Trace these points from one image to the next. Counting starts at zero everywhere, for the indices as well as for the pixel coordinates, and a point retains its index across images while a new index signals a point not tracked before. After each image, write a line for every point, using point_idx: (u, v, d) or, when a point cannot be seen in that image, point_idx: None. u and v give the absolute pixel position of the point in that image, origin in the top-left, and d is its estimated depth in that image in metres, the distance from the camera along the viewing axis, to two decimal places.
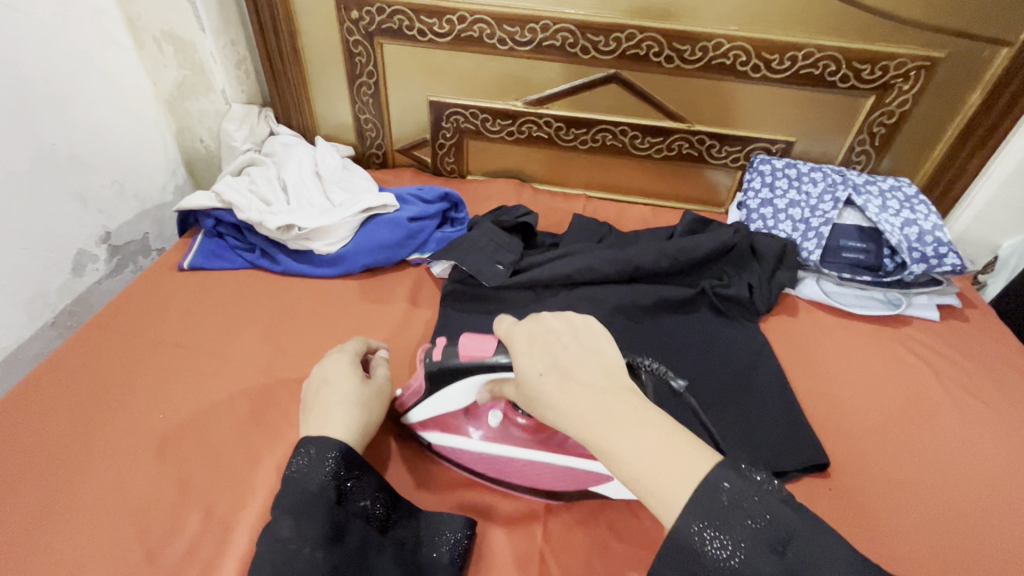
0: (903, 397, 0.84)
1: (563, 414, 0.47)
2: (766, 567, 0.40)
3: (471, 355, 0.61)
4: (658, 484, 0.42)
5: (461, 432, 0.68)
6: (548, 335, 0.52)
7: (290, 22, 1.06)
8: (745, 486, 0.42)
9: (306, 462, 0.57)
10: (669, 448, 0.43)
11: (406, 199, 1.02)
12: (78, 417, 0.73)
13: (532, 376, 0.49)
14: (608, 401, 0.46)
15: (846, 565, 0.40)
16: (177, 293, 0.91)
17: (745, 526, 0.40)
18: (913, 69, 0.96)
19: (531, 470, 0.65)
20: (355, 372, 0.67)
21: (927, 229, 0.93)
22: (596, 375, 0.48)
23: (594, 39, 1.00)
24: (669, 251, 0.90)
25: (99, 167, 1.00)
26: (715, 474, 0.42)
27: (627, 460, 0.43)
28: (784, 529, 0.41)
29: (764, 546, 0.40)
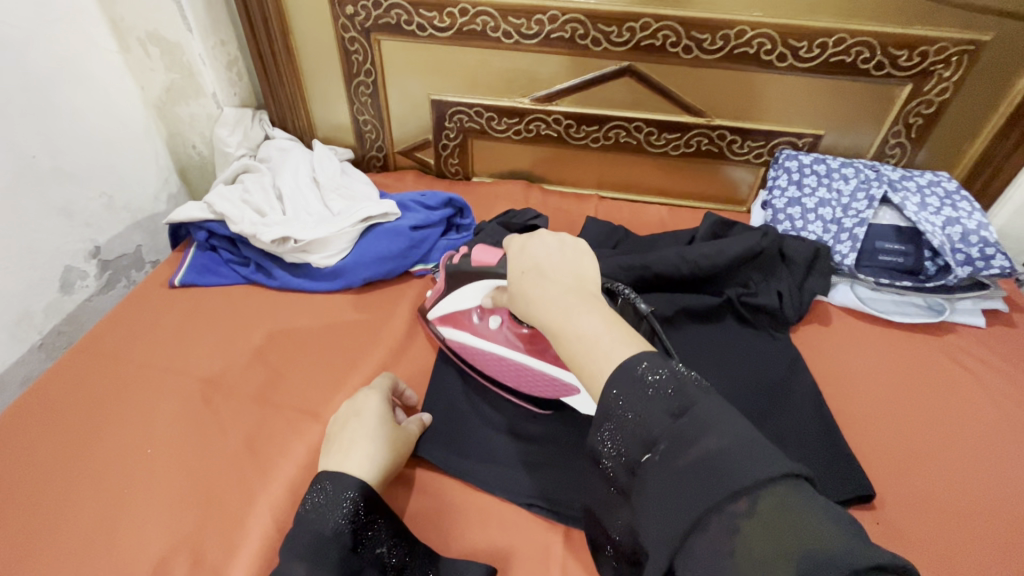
0: (951, 413, 0.77)
1: (529, 304, 0.49)
2: (660, 428, 0.40)
3: (482, 262, 0.72)
4: (593, 356, 0.43)
5: (467, 326, 0.74)
6: (540, 244, 0.54)
7: (282, 20, 1.00)
8: (659, 364, 0.42)
9: (323, 499, 0.52)
10: (607, 335, 0.44)
11: (408, 205, 0.96)
12: (62, 450, 0.69)
13: (515, 274, 0.52)
14: (568, 294, 0.47)
15: (740, 437, 0.37)
16: (168, 312, 0.86)
17: (648, 393, 0.41)
18: (955, 54, 0.88)
19: (518, 373, 0.70)
20: (384, 405, 0.64)
21: (972, 229, 0.85)
22: (566, 278, 0.50)
23: (606, 29, 0.93)
24: (690, 258, 0.84)
25: (84, 178, 0.95)
26: (636, 356, 0.42)
27: (567, 337, 0.45)
28: (688, 401, 0.40)
29: (665, 414, 0.40)
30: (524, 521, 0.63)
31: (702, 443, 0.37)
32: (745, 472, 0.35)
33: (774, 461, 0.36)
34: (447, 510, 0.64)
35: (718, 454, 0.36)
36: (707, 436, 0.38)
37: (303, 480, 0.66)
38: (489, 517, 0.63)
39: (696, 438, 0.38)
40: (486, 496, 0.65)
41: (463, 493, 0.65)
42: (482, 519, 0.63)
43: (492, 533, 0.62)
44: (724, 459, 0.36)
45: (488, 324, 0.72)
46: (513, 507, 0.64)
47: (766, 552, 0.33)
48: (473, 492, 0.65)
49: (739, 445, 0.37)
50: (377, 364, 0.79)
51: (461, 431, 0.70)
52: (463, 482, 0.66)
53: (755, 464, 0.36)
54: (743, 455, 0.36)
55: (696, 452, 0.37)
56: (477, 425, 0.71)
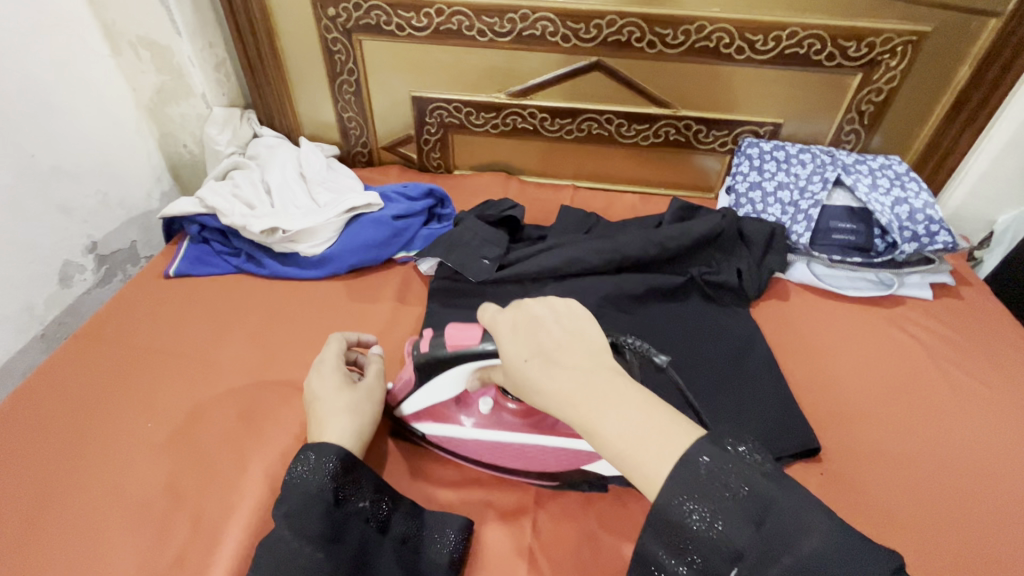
0: (897, 378, 0.83)
1: (549, 400, 0.45)
2: (745, 539, 0.39)
3: (459, 346, 0.59)
4: (647, 460, 0.41)
5: (455, 423, 0.68)
6: (534, 321, 0.49)
7: (267, 23, 1.05)
8: (724, 460, 0.40)
9: (306, 465, 0.57)
10: (654, 428, 0.42)
11: (391, 197, 1.02)
12: (66, 429, 0.73)
13: (516, 364, 0.47)
14: (593, 383, 0.44)
15: (829, 534, 0.38)
16: (164, 301, 0.90)
17: (726, 499, 0.39)
18: (900, 44, 0.94)
19: (527, 453, 0.65)
20: (341, 379, 0.66)
21: (918, 207, 0.91)
22: (580, 358, 0.46)
23: (574, 27, 0.98)
24: (656, 239, 0.89)
25: (81, 176, 1.00)
26: (696, 448, 0.41)
27: (610, 440, 0.42)
28: (765, 502, 0.39)
29: (745, 518, 0.39)
30: (498, 482, 0.68)
31: (796, 549, 0.38)
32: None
33: (866, 556, 0.37)
34: (429, 473, 0.69)
35: (816, 560, 0.37)
36: (796, 542, 0.38)
37: (294, 450, 0.70)
38: (466, 478, 0.69)
39: (789, 544, 0.38)
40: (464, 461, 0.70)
41: (443, 458, 0.71)
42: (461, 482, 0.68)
43: (470, 494, 0.67)
44: (822, 565, 0.37)
45: (477, 413, 0.67)
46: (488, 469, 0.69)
47: None
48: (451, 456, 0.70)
49: (832, 546, 0.38)
50: None
51: None
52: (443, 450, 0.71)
53: (855, 565, 0.37)
54: (838, 557, 0.37)
55: (793, 560, 0.38)
56: None
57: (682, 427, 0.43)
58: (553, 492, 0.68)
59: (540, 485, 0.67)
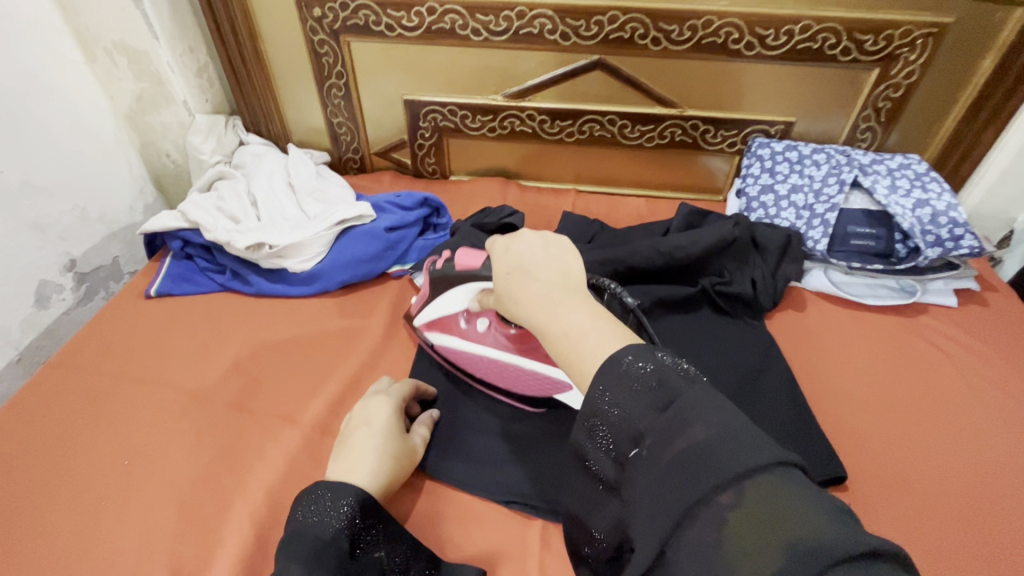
0: (925, 394, 0.78)
1: (517, 306, 0.48)
2: (645, 422, 0.38)
3: (466, 266, 0.66)
4: (581, 352, 0.43)
5: (454, 330, 0.72)
6: (522, 241, 0.52)
7: (250, 24, 1.00)
8: (648, 358, 0.40)
9: (320, 504, 0.52)
10: (593, 329, 0.43)
11: (383, 207, 0.96)
12: (38, 464, 0.68)
13: (500, 275, 0.51)
14: (557, 292, 0.46)
15: (728, 425, 0.36)
16: (145, 322, 0.86)
17: (633, 385, 0.39)
18: (920, 37, 0.89)
19: (508, 374, 0.68)
20: (398, 423, 0.63)
21: (941, 210, 0.86)
22: (552, 275, 0.48)
23: (574, 24, 0.93)
24: (663, 249, 0.84)
25: (56, 192, 0.94)
26: (622, 350, 0.41)
27: (556, 336, 0.44)
28: (673, 393, 0.38)
29: (650, 404, 0.38)
30: (500, 518, 0.63)
31: (689, 434, 0.36)
32: (734, 461, 0.34)
33: (765, 452, 0.34)
34: (426, 508, 0.64)
35: (706, 445, 0.35)
36: (692, 427, 0.36)
37: (282, 485, 0.66)
38: (465, 514, 0.64)
39: (682, 428, 0.36)
40: (465, 495, 0.65)
41: (439, 492, 0.66)
42: (461, 518, 0.63)
43: (471, 531, 0.62)
44: (710, 449, 0.35)
45: (474, 328, 0.70)
46: (489, 502, 0.64)
47: (754, 543, 0.31)
48: (450, 490, 0.66)
49: (726, 436, 0.35)
50: (355, 368, 0.79)
51: (439, 431, 0.70)
52: (442, 482, 0.66)
53: (744, 454, 0.34)
54: (729, 446, 0.35)
55: (684, 444, 0.36)
56: (458, 424, 0.71)
57: (623, 337, 0.43)
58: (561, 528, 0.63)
59: (547, 519, 0.63)
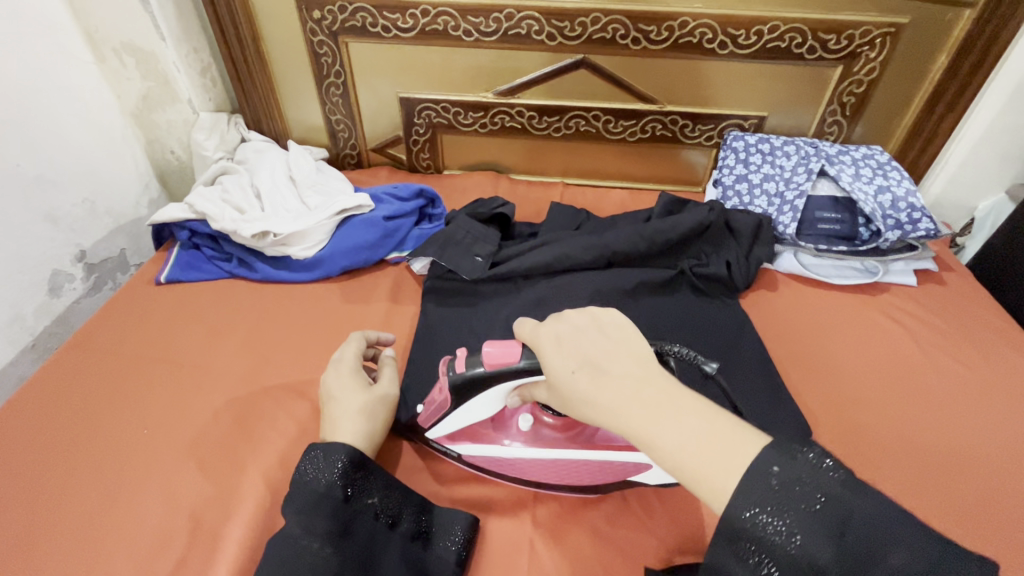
0: (885, 364, 0.85)
1: (598, 411, 0.46)
2: (828, 554, 0.36)
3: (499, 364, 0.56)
4: (708, 470, 0.40)
5: (491, 441, 0.66)
6: (572, 333, 0.50)
7: (251, 26, 1.05)
8: (795, 467, 0.39)
9: (315, 462, 0.57)
10: (710, 436, 0.42)
11: (381, 198, 1.02)
12: (62, 437, 0.73)
13: (564, 374, 0.48)
14: (644, 394, 0.45)
15: (917, 542, 0.36)
16: (157, 307, 0.90)
17: (801, 507, 0.37)
18: (878, 36, 0.96)
19: (570, 469, 0.63)
20: (358, 380, 0.66)
21: (900, 196, 0.93)
22: (629, 368, 0.47)
23: (559, 25, 0.99)
24: (645, 233, 0.91)
25: (67, 185, 0.99)
26: (763, 458, 0.39)
27: (668, 452, 0.42)
28: (845, 513, 0.37)
29: (825, 529, 0.37)
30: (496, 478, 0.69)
31: (886, 565, 0.35)
32: None
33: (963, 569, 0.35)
34: (428, 470, 0.69)
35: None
36: (888, 555, 0.35)
37: (292, 451, 0.71)
38: (464, 474, 0.69)
39: (878, 558, 0.35)
40: None
41: (441, 455, 0.71)
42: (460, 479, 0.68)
43: (470, 490, 0.67)
44: None
45: (515, 431, 0.66)
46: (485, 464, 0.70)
47: None
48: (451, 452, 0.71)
49: (924, 561, 0.35)
50: None
51: None
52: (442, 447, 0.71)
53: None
54: (930, 572, 0.35)
55: None
56: None
57: (747, 437, 0.42)
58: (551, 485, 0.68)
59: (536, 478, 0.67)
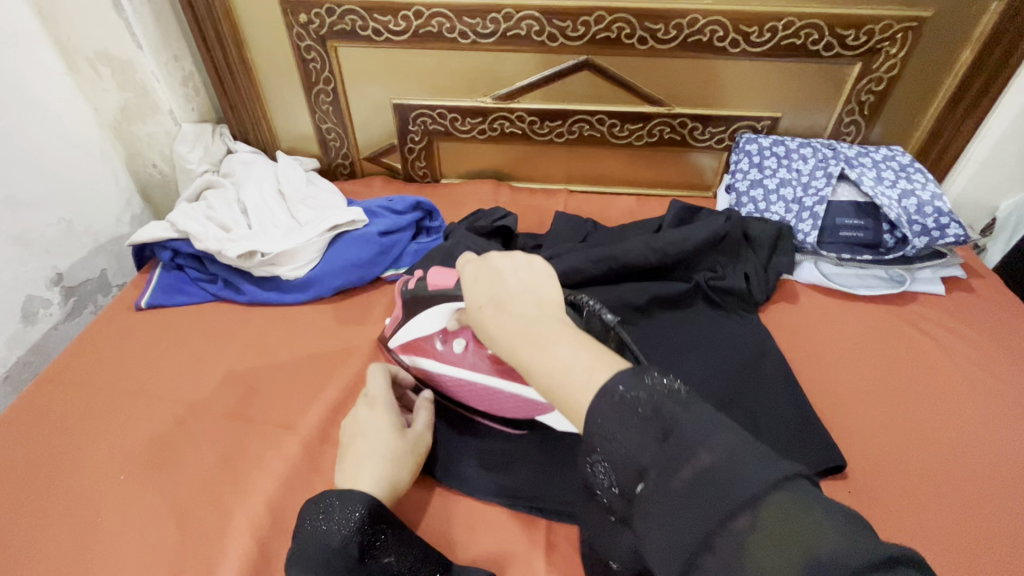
0: (919, 380, 0.79)
1: (496, 343, 0.44)
2: (647, 455, 0.35)
3: (438, 285, 0.69)
4: (571, 392, 0.39)
5: (430, 352, 0.68)
6: (492, 267, 0.48)
7: (234, 31, 0.99)
8: (637, 386, 0.37)
9: (329, 512, 0.52)
10: (579, 363, 0.39)
11: (376, 212, 0.96)
12: (31, 482, 0.67)
13: (473, 308, 0.47)
14: (537, 327, 0.42)
15: (734, 441, 0.34)
16: (137, 334, 0.84)
17: (630, 418, 0.36)
18: (899, 31, 0.90)
19: (489, 396, 0.65)
20: (394, 421, 0.61)
21: (926, 200, 0.88)
22: (527, 307, 0.44)
23: (561, 25, 0.93)
24: (657, 246, 0.85)
25: (40, 204, 0.92)
26: (613, 378, 0.38)
27: (543, 377, 0.40)
28: (668, 420, 0.36)
29: (651, 435, 0.36)
30: (506, 519, 0.63)
31: (694, 462, 0.33)
32: (742, 484, 0.32)
33: (772, 467, 0.32)
34: (431, 514, 0.63)
35: (713, 473, 0.32)
36: (698, 452, 0.34)
37: (283, 494, 0.65)
38: (471, 518, 0.63)
39: (688, 457, 0.34)
40: (469, 498, 0.65)
41: (445, 495, 0.65)
42: (467, 524, 0.62)
43: (477, 536, 0.62)
44: (718, 473, 0.32)
45: (452, 348, 0.66)
46: (493, 505, 0.64)
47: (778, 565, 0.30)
48: (456, 492, 0.65)
49: (734, 457, 0.33)
50: (354, 374, 0.78)
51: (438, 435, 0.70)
52: (445, 487, 0.65)
53: (752, 475, 0.32)
54: (738, 471, 0.32)
55: (690, 474, 0.33)
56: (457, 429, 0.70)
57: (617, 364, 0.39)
58: (565, 527, 0.62)
59: (553, 519, 0.62)
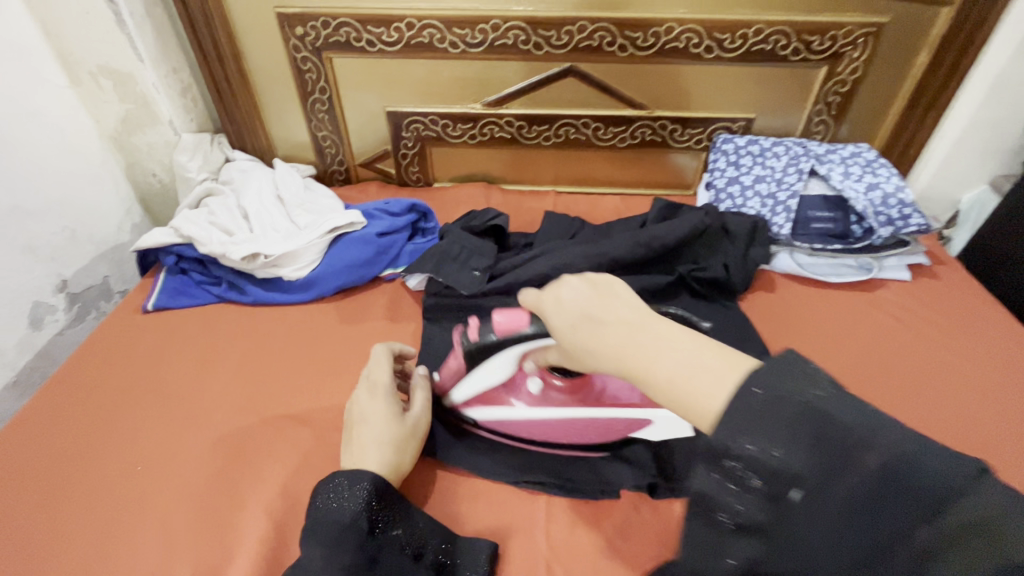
0: (887, 358, 0.85)
1: (600, 360, 0.44)
2: (804, 460, 0.32)
3: (508, 330, 0.66)
4: (696, 397, 0.38)
5: (506, 403, 0.69)
6: (568, 286, 0.48)
7: (232, 44, 1.03)
8: (776, 382, 0.35)
9: (338, 491, 0.55)
10: (699, 367, 0.39)
11: (373, 214, 1.01)
12: (49, 477, 0.70)
13: (565, 330, 0.47)
14: (641, 337, 0.42)
15: (903, 439, 0.31)
16: (145, 336, 0.88)
17: (774, 417, 0.33)
18: (860, 36, 0.97)
19: (578, 427, 0.68)
20: (394, 406, 0.64)
21: (891, 191, 0.94)
22: (625, 317, 0.44)
23: (546, 34, 0.99)
24: (642, 240, 0.90)
25: (45, 213, 0.95)
26: (746, 379, 0.35)
27: (663, 387, 0.40)
28: (823, 420, 0.33)
29: (803, 441, 0.33)
30: (506, 496, 0.67)
31: (865, 464, 0.31)
32: (926, 486, 0.30)
33: (955, 465, 0.30)
34: (435, 493, 0.67)
35: (888, 477, 0.30)
36: (867, 454, 0.31)
37: (295, 479, 0.69)
38: (473, 495, 0.67)
39: (855, 459, 0.31)
40: (471, 478, 0.69)
41: (447, 476, 0.69)
42: (469, 501, 0.66)
43: (479, 512, 0.66)
44: (896, 477, 0.30)
45: (527, 394, 0.69)
46: (493, 483, 0.68)
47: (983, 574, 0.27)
48: (460, 474, 0.69)
49: (911, 456, 0.30)
50: (357, 367, 0.82)
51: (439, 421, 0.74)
52: (448, 468, 0.69)
53: (934, 474, 0.30)
54: (917, 471, 0.30)
55: (860, 479, 0.31)
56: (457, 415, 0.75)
57: (736, 362, 0.39)
58: (562, 501, 0.67)
59: (554, 494, 0.67)
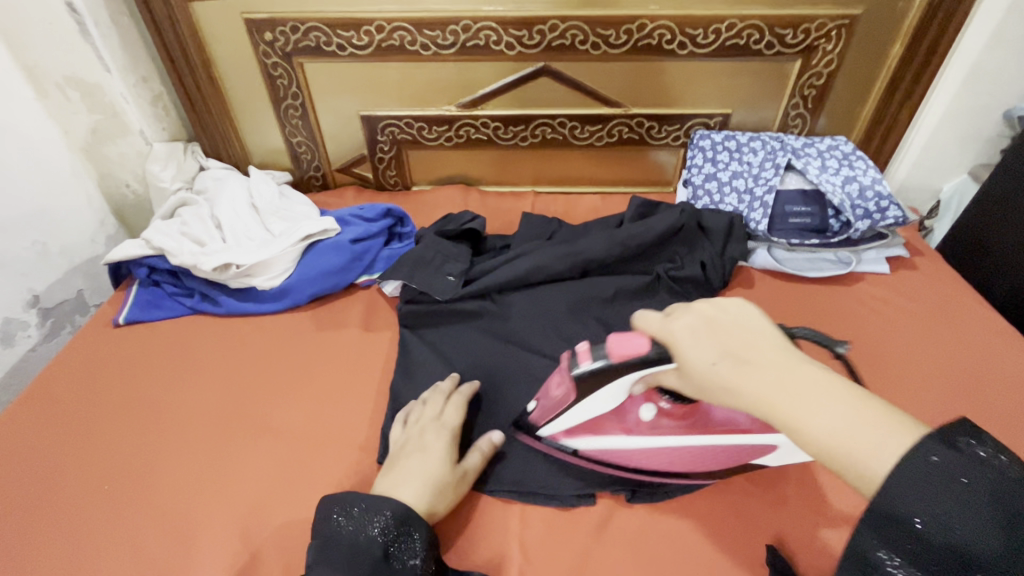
0: (866, 353, 0.85)
1: (743, 401, 0.45)
2: (987, 543, 0.35)
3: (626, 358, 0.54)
4: (862, 452, 0.40)
5: (610, 433, 0.63)
6: (699, 319, 0.49)
7: (201, 52, 1.02)
8: (954, 457, 0.37)
9: (358, 510, 0.57)
10: (862, 422, 0.41)
11: (349, 220, 1.00)
12: (15, 498, 0.68)
13: (705, 367, 0.46)
14: (792, 383, 0.44)
15: None
16: (116, 350, 0.86)
17: (950, 489, 0.36)
18: (833, 28, 0.96)
19: (692, 457, 0.61)
20: (450, 450, 0.64)
21: (867, 184, 0.94)
22: (774, 358, 0.45)
23: (517, 34, 0.98)
24: (618, 239, 0.89)
25: (12, 228, 0.94)
26: (922, 446, 0.38)
27: (820, 441, 0.41)
28: (1010, 505, 0.36)
29: (993, 520, 0.35)
30: (480, 504, 0.66)
31: None
32: None
33: None
34: None
35: None
36: None
37: (267, 493, 0.68)
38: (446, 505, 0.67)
39: None
40: None
41: None
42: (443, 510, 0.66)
43: (453, 522, 0.65)
44: None
45: (637, 421, 0.61)
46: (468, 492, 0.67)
47: None
48: None
49: None
50: (332, 377, 0.81)
51: None
52: None
53: None
54: None
55: None
56: None
57: (904, 424, 0.40)
58: (537, 507, 0.66)
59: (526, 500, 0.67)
